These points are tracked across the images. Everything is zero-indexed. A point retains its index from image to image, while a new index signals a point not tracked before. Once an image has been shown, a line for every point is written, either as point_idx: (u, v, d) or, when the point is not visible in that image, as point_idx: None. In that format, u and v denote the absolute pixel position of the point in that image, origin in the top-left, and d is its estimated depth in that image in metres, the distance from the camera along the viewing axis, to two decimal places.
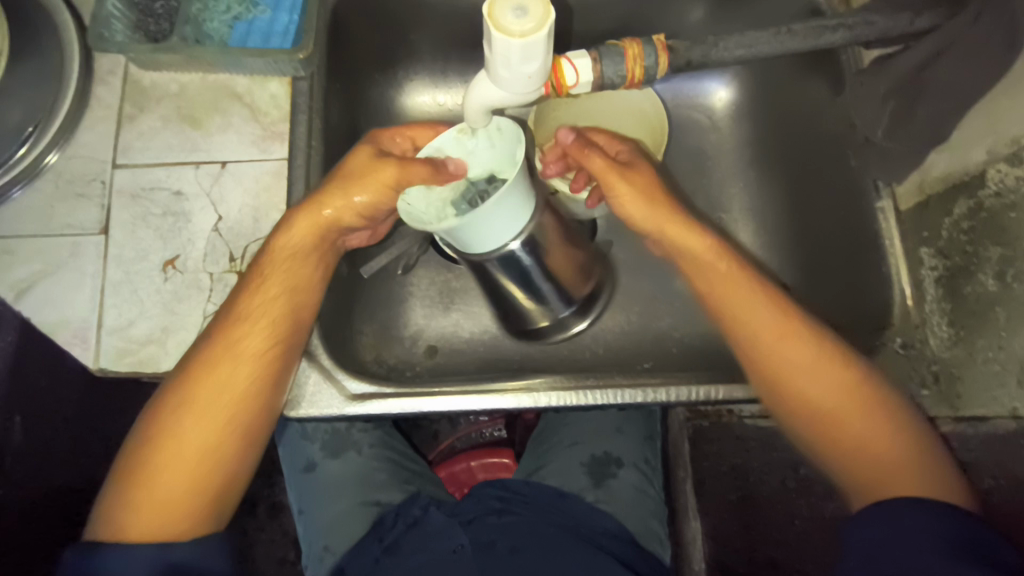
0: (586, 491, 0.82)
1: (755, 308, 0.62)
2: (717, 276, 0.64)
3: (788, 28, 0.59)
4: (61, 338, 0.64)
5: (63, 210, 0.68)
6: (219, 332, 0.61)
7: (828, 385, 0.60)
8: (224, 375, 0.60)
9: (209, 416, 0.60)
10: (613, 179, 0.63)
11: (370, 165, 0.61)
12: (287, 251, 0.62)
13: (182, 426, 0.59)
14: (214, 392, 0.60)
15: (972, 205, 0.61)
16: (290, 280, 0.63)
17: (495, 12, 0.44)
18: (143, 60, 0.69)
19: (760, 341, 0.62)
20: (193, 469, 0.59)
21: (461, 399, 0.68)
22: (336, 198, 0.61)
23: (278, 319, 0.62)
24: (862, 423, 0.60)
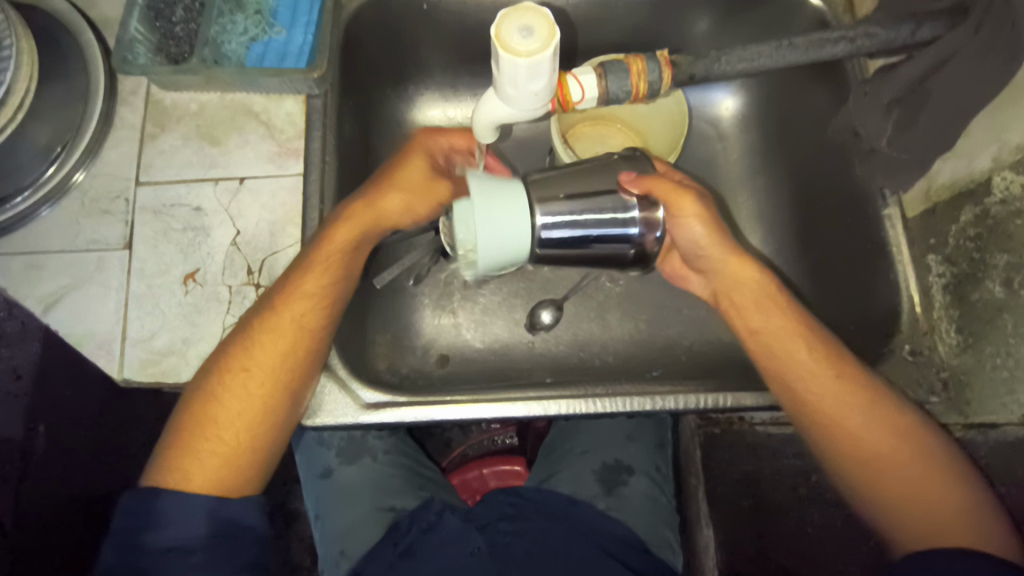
0: (598, 499, 0.83)
1: (784, 329, 0.66)
2: (769, 305, 0.66)
3: (789, 41, 0.59)
4: (87, 350, 0.67)
5: (89, 227, 0.70)
6: (275, 304, 0.65)
7: (863, 412, 0.62)
8: (280, 350, 0.65)
9: (268, 382, 0.65)
10: (684, 203, 0.64)
11: (427, 181, 0.68)
12: (340, 242, 0.66)
13: (238, 391, 0.65)
14: (269, 366, 0.65)
15: (977, 212, 0.62)
16: (344, 267, 0.67)
17: (502, 34, 0.46)
18: (165, 81, 0.72)
19: (794, 377, 0.64)
20: (249, 430, 0.65)
21: (472, 407, 0.69)
22: (394, 197, 0.67)
23: (331, 302, 0.67)
24: (909, 473, 0.61)
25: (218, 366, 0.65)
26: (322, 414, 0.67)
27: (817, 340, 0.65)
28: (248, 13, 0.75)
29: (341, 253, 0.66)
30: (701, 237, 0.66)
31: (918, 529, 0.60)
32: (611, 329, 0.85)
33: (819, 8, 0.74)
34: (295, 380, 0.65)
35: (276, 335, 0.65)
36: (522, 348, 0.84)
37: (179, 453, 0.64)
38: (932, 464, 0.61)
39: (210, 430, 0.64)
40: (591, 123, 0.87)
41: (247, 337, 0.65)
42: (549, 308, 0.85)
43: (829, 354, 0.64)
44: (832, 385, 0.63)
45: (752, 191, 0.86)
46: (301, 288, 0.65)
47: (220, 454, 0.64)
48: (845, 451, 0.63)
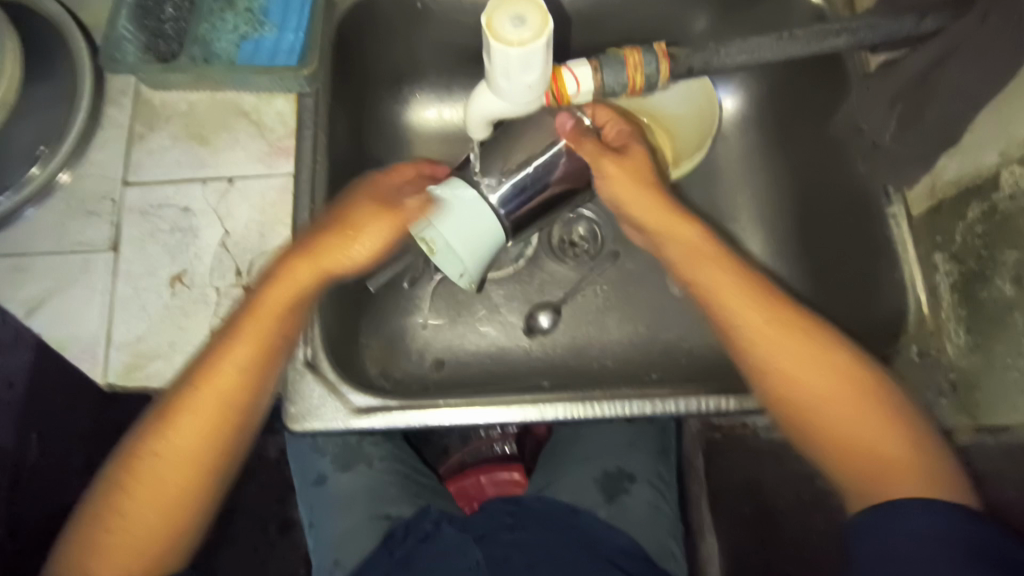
0: (599, 507, 0.81)
1: (732, 295, 0.60)
2: (699, 260, 0.62)
3: (789, 33, 0.58)
4: (70, 354, 0.65)
5: (74, 229, 0.68)
6: (199, 372, 0.59)
7: (817, 374, 0.57)
8: (197, 427, 0.58)
9: (185, 460, 0.58)
10: (603, 163, 0.63)
11: (374, 216, 0.62)
12: (284, 294, 0.61)
13: (151, 476, 0.57)
14: (184, 446, 0.58)
15: (985, 208, 0.60)
16: (281, 330, 0.61)
17: (494, 23, 0.44)
18: (154, 80, 0.71)
19: (757, 328, 0.59)
20: (164, 513, 0.58)
21: (468, 412, 0.67)
22: (341, 246, 0.62)
23: (262, 370, 0.60)
24: (882, 454, 0.54)
25: (131, 449, 0.58)
26: (309, 419, 0.65)
27: (749, 289, 0.60)
28: (237, 10, 0.73)
29: (277, 312, 0.61)
30: (618, 191, 0.64)
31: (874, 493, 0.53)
32: (610, 332, 0.83)
33: (818, 3, 0.73)
34: (220, 452, 0.59)
35: (193, 412, 0.58)
36: (520, 352, 0.82)
37: (90, 537, 0.57)
38: (881, 422, 0.55)
39: (115, 520, 0.57)
40: None
41: (162, 415, 0.58)
42: (546, 311, 0.83)
43: (766, 296, 0.60)
44: (762, 324, 0.59)
45: (753, 190, 0.85)
46: (226, 357, 0.59)
47: (127, 544, 0.57)
48: (798, 405, 0.57)
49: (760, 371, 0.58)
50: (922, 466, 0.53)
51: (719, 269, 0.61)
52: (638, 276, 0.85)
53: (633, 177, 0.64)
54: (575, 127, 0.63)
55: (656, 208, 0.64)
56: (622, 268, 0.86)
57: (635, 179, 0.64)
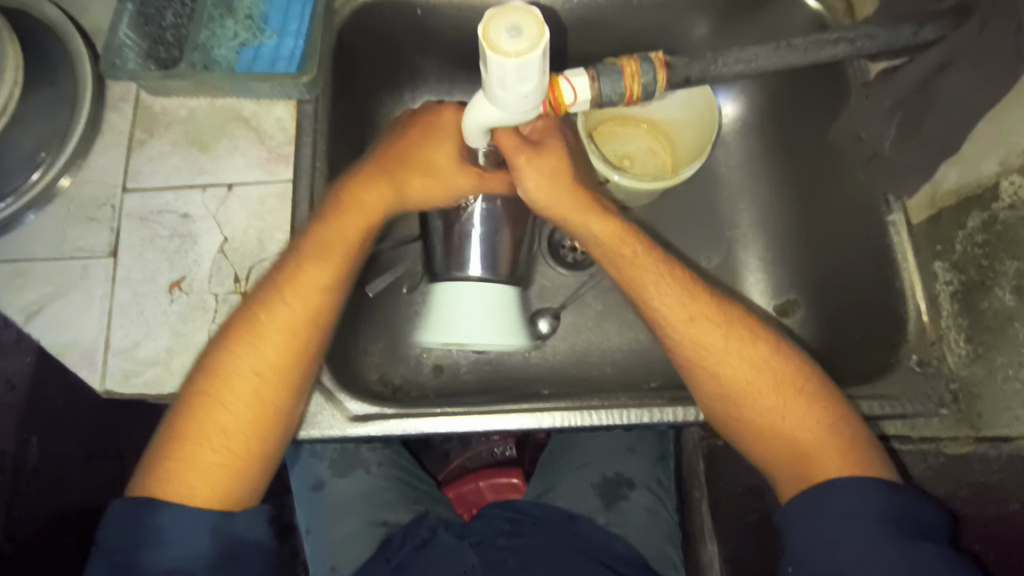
0: (597, 513, 0.81)
1: (655, 279, 0.64)
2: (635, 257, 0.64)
3: (787, 42, 0.58)
4: (68, 360, 0.65)
5: (74, 234, 0.69)
6: (281, 286, 0.63)
7: (732, 361, 0.62)
8: (283, 343, 0.62)
9: (271, 374, 0.62)
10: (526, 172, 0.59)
11: (450, 172, 0.64)
12: (357, 211, 0.64)
13: (238, 390, 0.61)
14: (271, 359, 0.62)
15: (985, 218, 0.60)
16: (355, 254, 0.66)
17: (490, 34, 0.44)
18: (154, 87, 0.71)
19: (665, 307, 0.63)
20: (250, 425, 0.61)
21: (466, 419, 0.67)
22: (420, 181, 0.64)
23: (339, 288, 0.65)
24: (793, 424, 0.59)
25: (217, 367, 0.61)
26: (307, 426, 0.65)
27: (677, 279, 0.64)
28: (237, 17, 0.74)
29: (354, 235, 0.65)
30: (537, 192, 0.61)
31: (791, 459, 0.59)
32: (609, 339, 0.83)
33: (819, 10, 0.73)
34: (301, 368, 0.63)
35: (279, 329, 0.62)
36: (519, 359, 0.82)
37: (179, 450, 0.59)
38: (794, 404, 0.60)
39: (205, 432, 0.60)
40: (619, 122, 0.87)
41: (247, 331, 0.62)
42: (546, 317, 0.83)
43: (685, 279, 0.64)
44: (682, 316, 0.63)
45: (754, 197, 0.85)
46: (305, 275, 0.63)
47: (220, 456, 0.59)
48: (722, 386, 0.61)
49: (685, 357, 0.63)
50: (830, 445, 0.58)
51: (658, 274, 0.63)
52: None
53: (553, 176, 0.60)
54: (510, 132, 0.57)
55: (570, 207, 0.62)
56: None
57: (554, 183, 0.61)
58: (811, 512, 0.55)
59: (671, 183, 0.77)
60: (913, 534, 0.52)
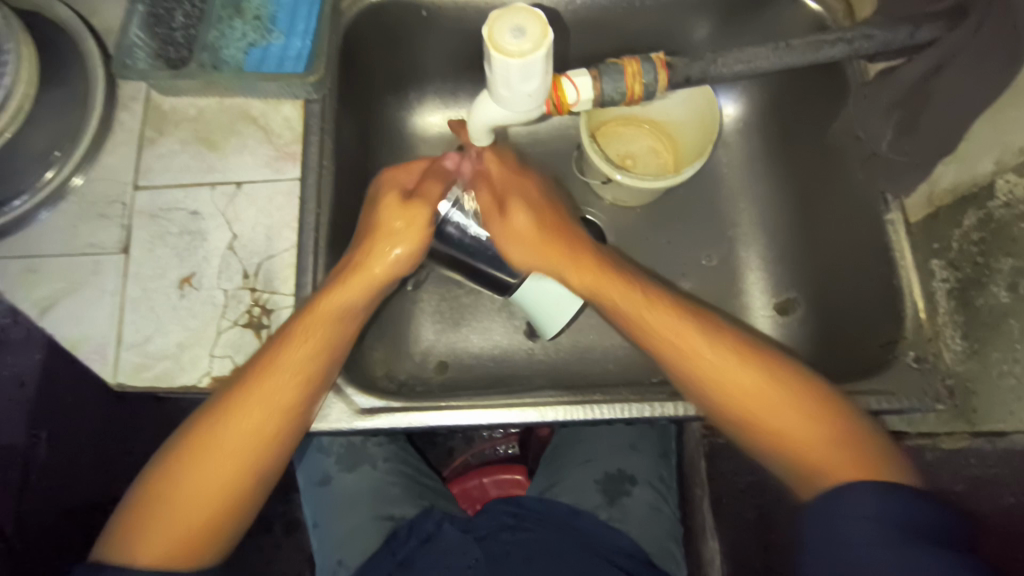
0: (600, 508, 0.82)
1: (667, 322, 0.64)
2: (602, 284, 0.65)
3: (786, 43, 0.59)
4: (82, 353, 0.66)
5: (86, 231, 0.70)
6: (255, 374, 0.61)
7: (720, 364, 0.62)
8: (252, 423, 0.61)
9: (237, 451, 0.60)
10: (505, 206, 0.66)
11: (404, 211, 0.65)
12: (330, 312, 0.63)
13: (203, 466, 0.60)
14: (238, 438, 0.60)
15: (981, 216, 0.61)
16: (333, 338, 0.64)
17: (494, 34, 0.45)
18: (164, 86, 0.72)
19: (637, 319, 0.64)
20: (213, 497, 0.60)
21: (470, 413, 0.68)
22: (384, 232, 0.66)
23: (312, 378, 0.63)
24: (788, 423, 0.59)
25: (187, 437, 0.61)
26: (315, 420, 0.66)
27: (669, 306, 0.64)
28: (246, 18, 0.75)
29: (329, 319, 0.64)
30: (523, 231, 0.65)
31: (807, 477, 0.58)
32: (611, 336, 0.84)
33: (818, 11, 0.74)
34: (267, 446, 0.61)
35: (247, 408, 0.61)
36: (522, 355, 0.84)
37: (143, 520, 0.59)
38: (787, 397, 0.60)
39: (165, 504, 0.59)
40: (621, 123, 0.89)
41: (216, 409, 0.61)
42: None
43: (680, 308, 0.65)
44: (675, 328, 0.63)
45: (755, 196, 0.86)
46: (279, 359, 0.61)
47: (178, 529, 0.59)
48: (725, 400, 0.61)
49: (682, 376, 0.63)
50: (826, 439, 0.58)
51: (659, 311, 0.64)
52: None
53: (523, 234, 0.65)
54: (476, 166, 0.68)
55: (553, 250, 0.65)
56: None
57: (538, 225, 0.66)
58: (823, 516, 0.53)
59: (673, 182, 0.78)
60: (927, 540, 0.49)
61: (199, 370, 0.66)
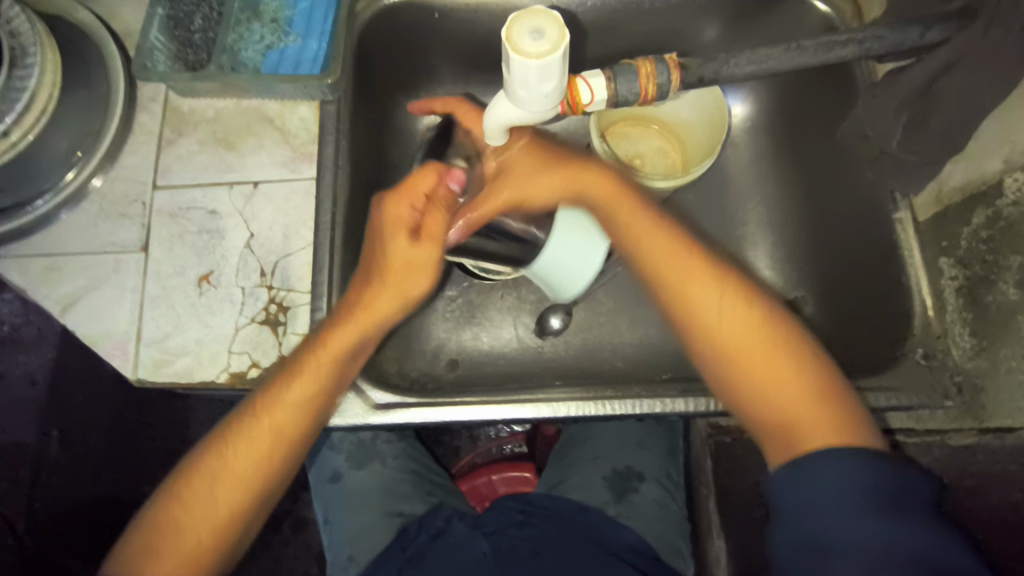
0: (608, 505, 0.83)
1: (711, 297, 0.60)
2: (613, 208, 0.65)
3: (798, 44, 0.60)
4: (102, 350, 0.68)
5: (107, 230, 0.71)
6: (260, 408, 0.62)
7: (721, 314, 0.60)
8: (256, 455, 0.61)
9: (241, 484, 0.61)
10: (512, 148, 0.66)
11: (410, 254, 0.63)
12: (334, 347, 0.63)
13: (204, 496, 0.60)
14: (241, 471, 0.61)
15: (989, 214, 0.61)
16: (336, 375, 0.64)
17: (514, 36, 0.47)
18: (183, 87, 0.74)
19: (683, 299, 0.61)
20: (216, 526, 0.60)
21: (481, 409, 0.69)
22: (391, 262, 0.63)
23: (313, 414, 0.63)
24: (783, 378, 0.57)
25: (191, 468, 0.62)
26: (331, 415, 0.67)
27: (721, 283, 0.61)
28: (264, 21, 0.76)
29: (333, 359, 0.63)
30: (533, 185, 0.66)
31: (789, 447, 0.55)
32: (619, 334, 0.85)
33: (827, 13, 0.75)
34: (269, 478, 0.62)
35: (252, 441, 0.61)
36: (532, 353, 0.85)
37: (147, 549, 0.59)
38: (789, 352, 0.58)
39: (171, 535, 0.59)
40: (629, 123, 0.90)
41: (223, 441, 0.62)
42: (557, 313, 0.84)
43: (729, 285, 0.61)
44: (723, 305, 0.60)
45: (763, 197, 0.87)
46: (285, 396, 0.61)
47: (178, 556, 0.59)
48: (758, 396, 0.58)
49: (718, 376, 0.60)
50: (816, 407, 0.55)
51: (716, 288, 0.61)
52: None
53: (530, 163, 0.66)
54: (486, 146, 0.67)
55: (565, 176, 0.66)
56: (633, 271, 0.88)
57: (544, 162, 0.66)
58: (793, 490, 0.51)
59: (682, 181, 0.79)
60: (907, 515, 0.46)
61: (217, 366, 0.67)
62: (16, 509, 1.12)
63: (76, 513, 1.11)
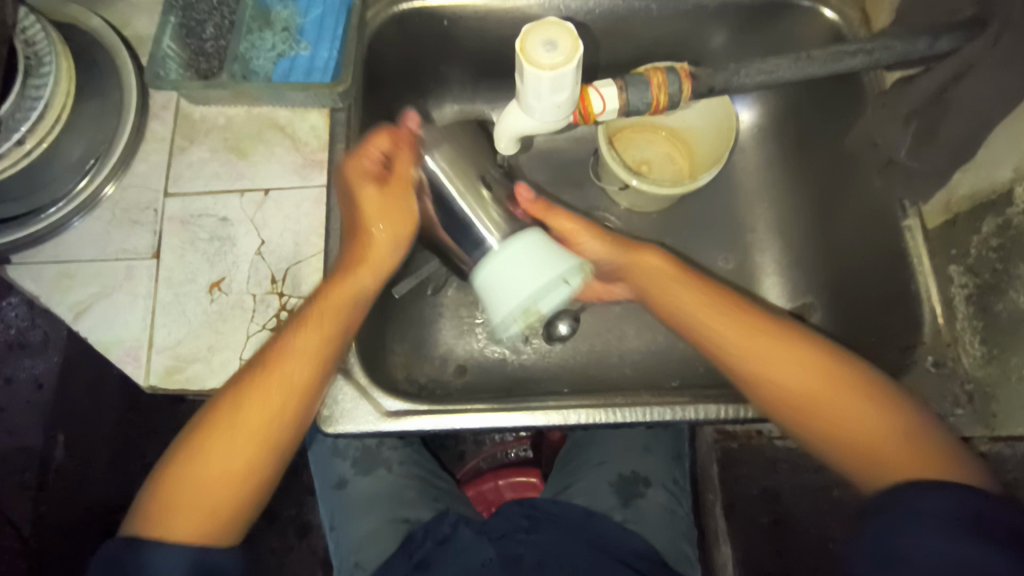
0: (615, 510, 0.83)
1: (748, 322, 0.63)
2: (669, 286, 0.67)
3: (808, 54, 0.61)
4: (115, 356, 0.68)
5: (119, 236, 0.72)
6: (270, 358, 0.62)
7: (785, 363, 0.61)
8: (274, 404, 0.62)
9: (259, 435, 0.61)
10: (581, 236, 0.68)
11: (386, 203, 0.66)
12: (337, 292, 0.65)
13: (225, 447, 0.61)
14: (261, 422, 0.61)
15: (1000, 223, 0.62)
16: (341, 322, 0.65)
17: (527, 47, 0.47)
18: (195, 95, 0.74)
19: (739, 346, 0.63)
20: (236, 478, 0.61)
21: (492, 416, 0.69)
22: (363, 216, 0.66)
23: (327, 357, 0.64)
24: (850, 409, 0.58)
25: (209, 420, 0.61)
26: (342, 422, 0.68)
27: (749, 314, 0.64)
28: (275, 30, 0.77)
29: (341, 303, 0.65)
30: (604, 254, 0.69)
31: (878, 481, 0.56)
32: (626, 340, 0.86)
33: (835, 21, 0.75)
34: (289, 428, 0.63)
35: (267, 392, 0.62)
36: (539, 358, 0.85)
37: (167, 498, 0.59)
38: (850, 383, 0.59)
39: (191, 483, 0.60)
40: (636, 129, 0.90)
41: (239, 392, 0.62)
42: (566, 320, 0.79)
43: (749, 312, 0.64)
44: (754, 338, 0.62)
45: (771, 203, 0.87)
46: (298, 341, 0.63)
47: (202, 507, 0.59)
48: (851, 443, 0.58)
49: (799, 428, 0.60)
50: (906, 447, 0.56)
51: (766, 335, 0.62)
52: None
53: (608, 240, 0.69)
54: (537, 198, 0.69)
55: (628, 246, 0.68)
56: None
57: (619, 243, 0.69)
58: (889, 536, 0.50)
59: (689, 188, 0.79)
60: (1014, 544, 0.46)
61: (228, 373, 0.68)
62: (24, 512, 1.13)
63: (84, 516, 1.12)
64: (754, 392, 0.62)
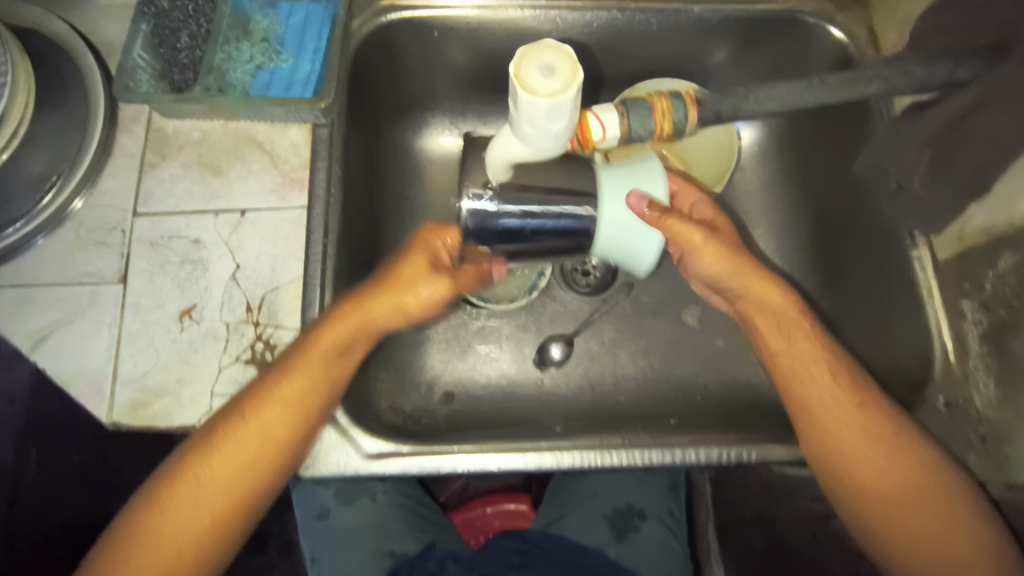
0: (609, 546, 0.79)
1: (820, 380, 0.61)
2: (789, 329, 0.63)
3: (820, 79, 0.58)
4: (76, 389, 0.63)
5: (83, 259, 0.67)
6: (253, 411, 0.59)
7: (854, 434, 0.60)
8: (245, 458, 0.59)
9: (227, 490, 0.59)
10: (695, 241, 0.62)
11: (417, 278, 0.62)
12: (330, 342, 0.60)
13: (188, 502, 0.59)
14: (230, 481, 0.59)
15: (1017, 259, 0.59)
16: (329, 373, 0.61)
17: (522, 73, 0.44)
18: (167, 109, 0.70)
19: (816, 413, 0.60)
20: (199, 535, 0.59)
21: (478, 457, 0.65)
22: (384, 294, 0.62)
23: (313, 411, 0.60)
24: (904, 500, 0.59)
25: (178, 468, 0.60)
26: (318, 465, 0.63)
27: (840, 379, 0.61)
28: (254, 40, 0.73)
29: (326, 356, 0.60)
30: (713, 267, 0.63)
31: None
32: (622, 366, 0.82)
33: (842, 41, 0.72)
34: (260, 486, 0.60)
35: (241, 443, 0.59)
36: (531, 385, 0.81)
37: (129, 553, 0.58)
38: (927, 472, 0.59)
39: (149, 539, 0.58)
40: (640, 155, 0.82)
41: (212, 446, 0.59)
42: (559, 342, 0.82)
43: (850, 383, 0.61)
44: (854, 417, 0.60)
45: (772, 225, 0.84)
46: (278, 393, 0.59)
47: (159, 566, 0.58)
48: (887, 525, 0.59)
49: (852, 509, 0.60)
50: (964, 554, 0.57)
51: (832, 388, 0.61)
52: (654, 309, 0.84)
53: (724, 253, 0.63)
54: (652, 207, 0.58)
55: (754, 277, 0.63)
56: (637, 301, 0.84)
57: (727, 251, 0.63)
58: None
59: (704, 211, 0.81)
60: None
61: (197, 408, 0.63)
62: None
63: (54, 538, 1.07)
64: (818, 460, 0.60)
